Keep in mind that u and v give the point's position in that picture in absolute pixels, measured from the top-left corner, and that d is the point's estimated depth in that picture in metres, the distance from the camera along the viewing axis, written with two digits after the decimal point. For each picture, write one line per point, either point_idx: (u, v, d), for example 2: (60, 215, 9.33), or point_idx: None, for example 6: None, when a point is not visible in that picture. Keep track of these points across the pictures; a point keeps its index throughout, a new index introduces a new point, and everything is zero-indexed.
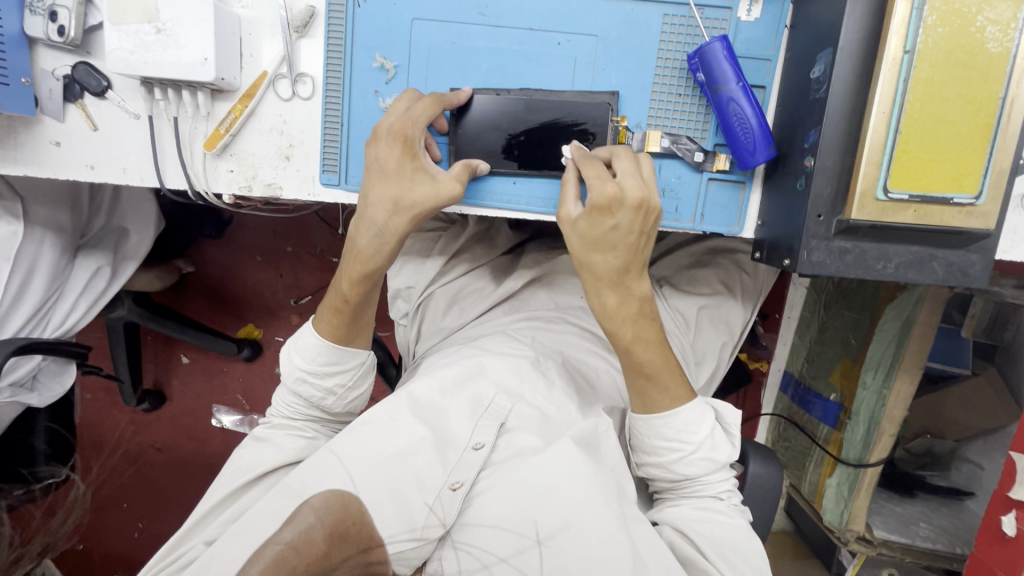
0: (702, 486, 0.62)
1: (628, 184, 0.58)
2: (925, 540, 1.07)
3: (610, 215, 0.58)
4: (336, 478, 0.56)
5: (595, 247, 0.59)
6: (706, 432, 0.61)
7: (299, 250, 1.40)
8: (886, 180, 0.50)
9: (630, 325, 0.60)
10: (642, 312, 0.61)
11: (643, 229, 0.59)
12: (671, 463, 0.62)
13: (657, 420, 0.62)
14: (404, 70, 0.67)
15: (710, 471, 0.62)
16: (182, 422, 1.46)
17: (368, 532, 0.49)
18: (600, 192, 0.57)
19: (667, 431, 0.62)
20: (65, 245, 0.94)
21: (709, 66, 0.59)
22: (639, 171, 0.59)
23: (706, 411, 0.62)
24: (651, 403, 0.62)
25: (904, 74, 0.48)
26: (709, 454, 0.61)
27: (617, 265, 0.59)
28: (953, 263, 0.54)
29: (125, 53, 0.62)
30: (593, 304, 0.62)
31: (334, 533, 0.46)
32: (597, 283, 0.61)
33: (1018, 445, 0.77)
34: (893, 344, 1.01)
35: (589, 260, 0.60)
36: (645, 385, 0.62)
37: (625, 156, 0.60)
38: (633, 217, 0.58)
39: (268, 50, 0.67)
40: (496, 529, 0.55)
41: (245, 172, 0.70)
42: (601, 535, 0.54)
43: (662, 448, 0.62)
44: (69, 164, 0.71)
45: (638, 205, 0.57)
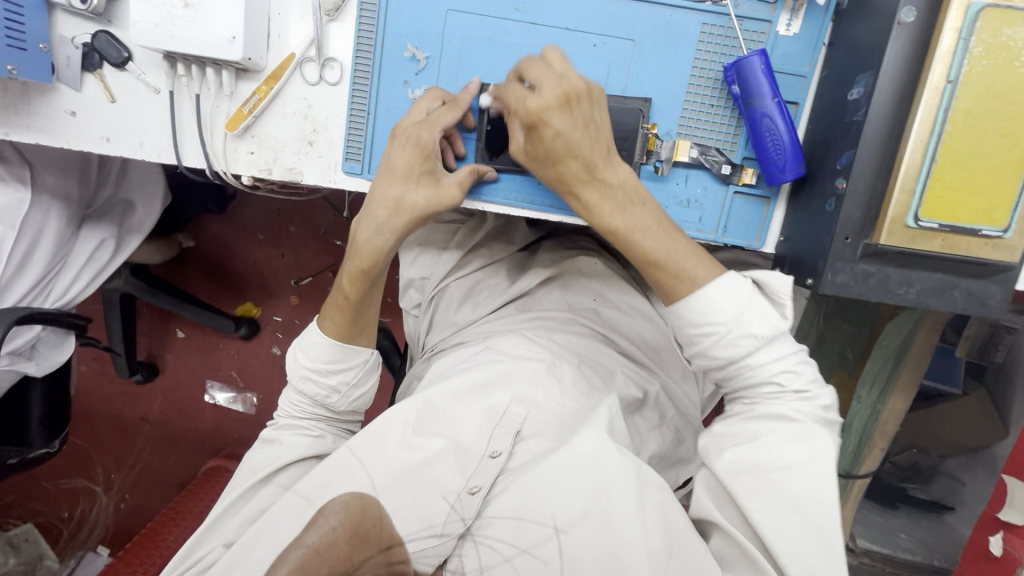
0: (753, 370, 0.58)
1: (545, 88, 0.57)
2: (906, 551, 1.20)
3: (547, 126, 0.57)
4: (357, 482, 0.59)
5: (556, 160, 0.59)
6: (737, 307, 0.57)
7: (303, 231, 1.39)
8: (918, 208, 0.51)
9: (620, 216, 0.59)
10: (626, 199, 0.59)
11: (585, 119, 0.58)
12: (710, 348, 0.59)
13: (683, 307, 0.58)
14: (436, 61, 0.66)
15: (757, 350, 0.57)
16: (174, 396, 1.45)
17: (388, 531, 0.57)
18: (523, 111, 0.57)
19: (692, 316, 0.58)
20: (71, 215, 0.92)
21: (745, 79, 0.59)
22: (551, 70, 0.58)
23: (737, 282, 0.57)
24: (671, 291, 0.59)
25: (945, 105, 0.48)
26: (748, 330, 0.57)
27: (583, 166, 0.58)
28: (974, 293, 0.55)
29: (151, 26, 0.60)
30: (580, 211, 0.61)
31: (353, 533, 0.56)
32: (574, 188, 0.60)
33: (1009, 469, 0.80)
34: (889, 363, 1.03)
35: (557, 173, 0.59)
36: (686, 283, 0.59)
37: (531, 65, 0.58)
38: (569, 116, 0.57)
39: (296, 31, 0.66)
40: (516, 521, 0.57)
41: (265, 154, 0.69)
42: (620, 525, 0.55)
43: (697, 337, 0.59)
44: (85, 135, 0.69)
45: (563, 103, 0.56)
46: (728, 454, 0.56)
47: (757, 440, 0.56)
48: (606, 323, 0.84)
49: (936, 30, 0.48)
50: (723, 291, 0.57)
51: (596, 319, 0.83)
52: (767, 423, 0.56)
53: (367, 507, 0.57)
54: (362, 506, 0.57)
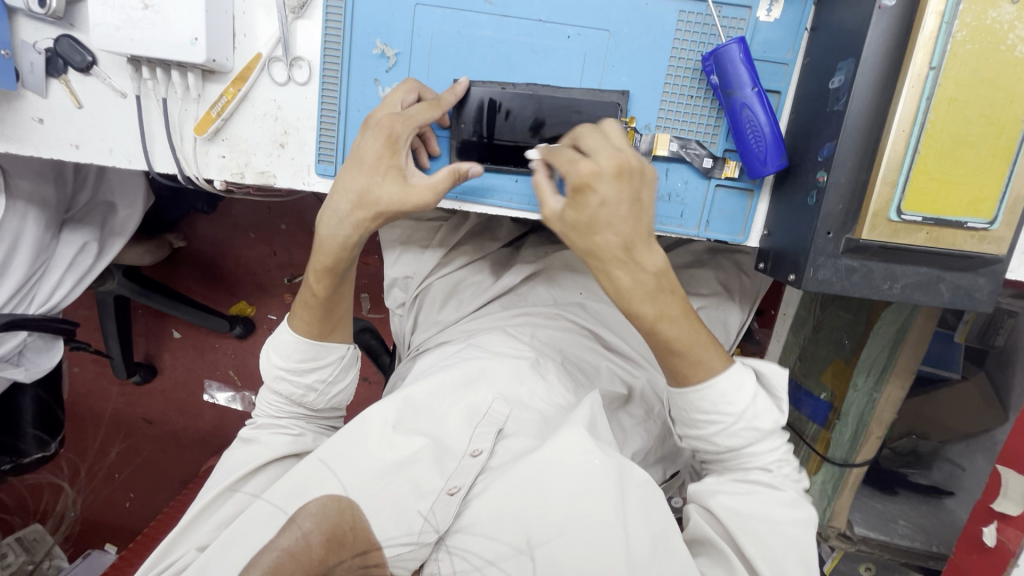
0: (749, 457, 0.59)
1: (600, 156, 0.51)
2: (903, 538, 1.09)
3: (592, 193, 0.51)
4: (331, 485, 0.57)
5: (592, 229, 0.53)
6: (747, 400, 0.56)
7: (294, 229, 1.37)
8: (900, 201, 0.49)
9: (651, 303, 0.55)
10: (659, 288, 0.54)
11: (634, 194, 0.52)
12: (713, 435, 0.58)
13: (694, 396, 0.57)
14: (406, 58, 0.64)
15: (754, 441, 0.58)
16: (173, 396, 1.45)
17: (365, 538, 0.54)
18: (574, 176, 0.51)
19: (702, 404, 0.57)
20: (51, 219, 0.92)
21: (723, 69, 0.57)
22: (608, 141, 0.53)
23: (746, 376, 0.57)
24: (685, 378, 0.57)
25: (927, 93, 0.46)
26: (752, 423, 0.57)
27: (621, 242, 0.52)
28: (961, 286, 0.53)
29: (111, 29, 0.59)
30: (608, 288, 0.55)
31: (331, 538, 0.53)
32: (605, 267, 0.54)
33: (1002, 459, 0.79)
34: (886, 350, 1.01)
35: (592, 245, 0.53)
36: (701, 372, 0.57)
37: (589, 133, 0.54)
38: (618, 188, 0.51)
39: (262, 30, 0.64)
40: (485, 539, 0.54)
41: (237, 158, 0.67)
42: (600, 527, 0.53)
43: (701, 421, 0.58)
44: (53, 143, 0.68)
45: (617, 173, 0.51)
46: (721, 498, 0.58)
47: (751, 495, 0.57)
48: (592, 317, 0.84)
49: (918, 14, 0.46)
50: (733, 381, 0.57)
51: (581, 314, 0.83)
52: (760, 489, 0.57)
53: (344, 511, 0.55)
54: (339, 509, 0.55)
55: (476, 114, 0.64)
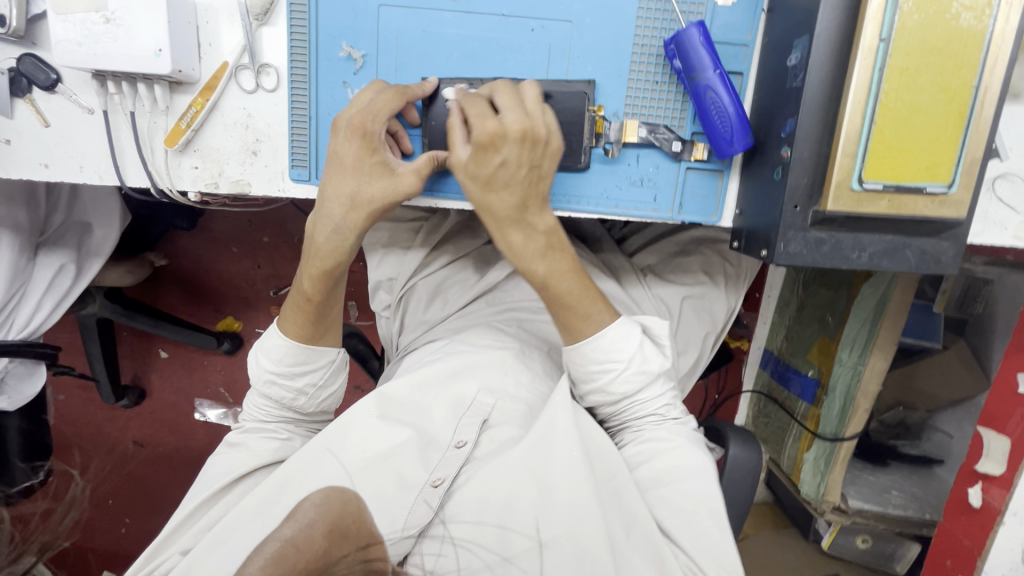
0: (640, 403, 0.64)
1: (508, 117, 0.56)
2: (897, 507, 1.10)
3: (496, 151, 0.56)
4: (325, 477, 0.55)
5: (489, 187, 0.58)
6: (635, 347, 0.61)
7: (277, 241, 1.36)
8: (861, 171, 0.50)
9: (541, 260, 0.61)
10: (549, 245, 0.61)
11: (532, 161, 0.57)
12: (607, 385, 0.62)
13: (587, 345, 0.61)
14: (373, 59, 0.64)
15: (643, 386, 0.63)
16: (163, 417, 1.43)
17: (367, 528, 0.48)
18: (481, 128, 0.56)
19: (594, 354, 0.61)
20: (25, 242, 0.91)
21: (685, 53, 0.58)
22: (520, 104, 0.57)
23: (633, 327, 0.62)
24: (578, 332, 0.62)
25: (879, 64, 0.48)
26: (642, 367, 0.62)
27: (515, 202, 0.59)
28: (926, 251, 0.55)
29: (73, 45, 0.58)
30: (500, 241, 0.61)
31: (334, 529, 0.46)
32: (501, 227, 0.60)
33: (982, 421, 0.81)
34: (867, 325, 1.02)
35: (487, 201, 0.59)
36: (590, 325, 0.62)
37: (504, 91, 0.58)
38: (519, 150, 0.56)
39: (227, 38, 0.64)
40: (474, 524, 0.54)
41: (210, 168, 0.67)
42: (578, 504, 0.54)
43: (595, 372, 0.62)
44: (22, 163, 0.67)
45: (521, 137, 0.56)
46: (638, 471, 0.61)
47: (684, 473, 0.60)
48: None
49: None
50: (616, 334, 0.61)
51: None
52: (658, 447, 0.62)
53: (346, 502, 0.50)
54: (343, 500, 0.51)
55: (448, 110, 0.64)
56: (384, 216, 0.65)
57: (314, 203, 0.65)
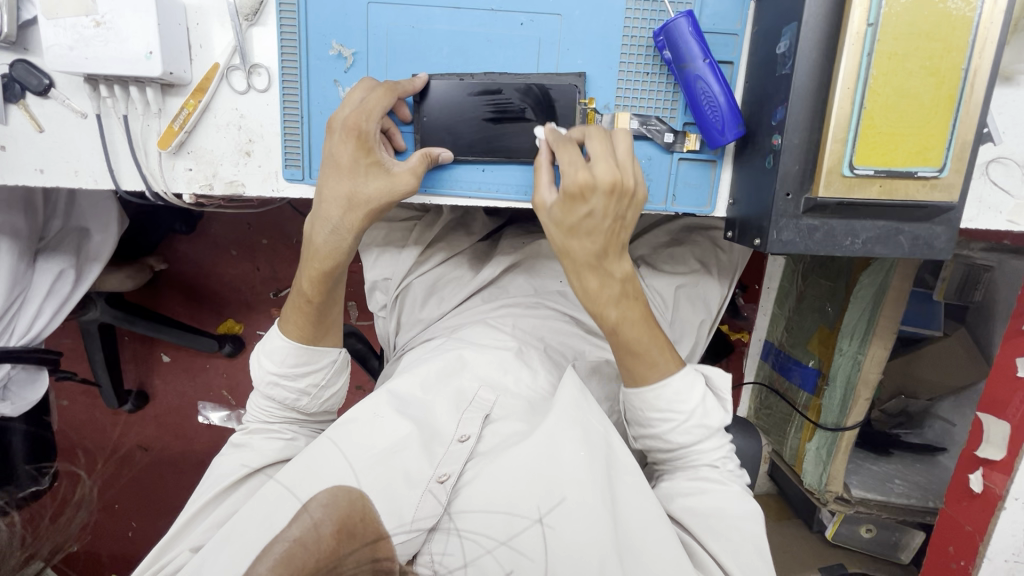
0: (697, 454, 0.62)
1: (599, 167, 0.55)
2: (900, 496, 1.09)
3: (584, 202, 0.56)
4: (336, 473, 0.55)
5: (572, 233, 0.58)
6: (698, 400, 0.60)
7: (275, 243, 1.36)
8: (852, 156, 0.50)
9: (614, 307, 0.60)
10: (624, 294, 0.60)
11: (618, 213, 0.57)
12: (665, 433, 0.62)
13: (650, 393, 0.61)
14: (363, 57, 0.65)
15: (703, 439, 0.61)
16: (167, 421, 1.44)
17: (375, 527, 0.50)
18: (572, 178, 0.55)
19: (658, 402, 0.61)
20: (24, 249, 0.92)
21: (674, 43, 0.58)
22: (613, 155, 0.56)
23: (697, 378, 0.61)
24: (641, 377, 0.61)
25: (868, 49, 0.48)
26: (703, 420, 0.61)
27: (595, 251, 0.58)
28: (919, 237, 0.55)
29: (65, 50, 0.59)
30: (575, 287, 0.61)
31: (342, 529, 0.49)
32: (578, 270, 0.60)
33: (982, 406, 0.81)
34: (867, 311, 1.01)
35: (567, 245, 0.59)
36: (654, 372, 0.61)
37: (598, 138, 0.57)
38: (607, 203, 0.55)
39: (218, 39, 0.64)
40: (485, 513, 0.53)
41: (204, 169, 0.68)
42: (587, 507, 0.53)
43: (655, 419, 0.62)
44: (17, 168, 0.67)
45: (611, 189, 0.55)
46: (679, 500, 0.60)
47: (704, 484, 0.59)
48: (574, 304, 0.86)
49: None
50: (684, 382, 0.61)
51: (561, 301, 0.85)
52: (710, 487, 0.60)
53: (354, 501, 0.52)
54: (349, 500, 0.52)
55: (438, 106, 0.65)
56: (382, 215, 0.65)
57: (310, 204, 0.65)
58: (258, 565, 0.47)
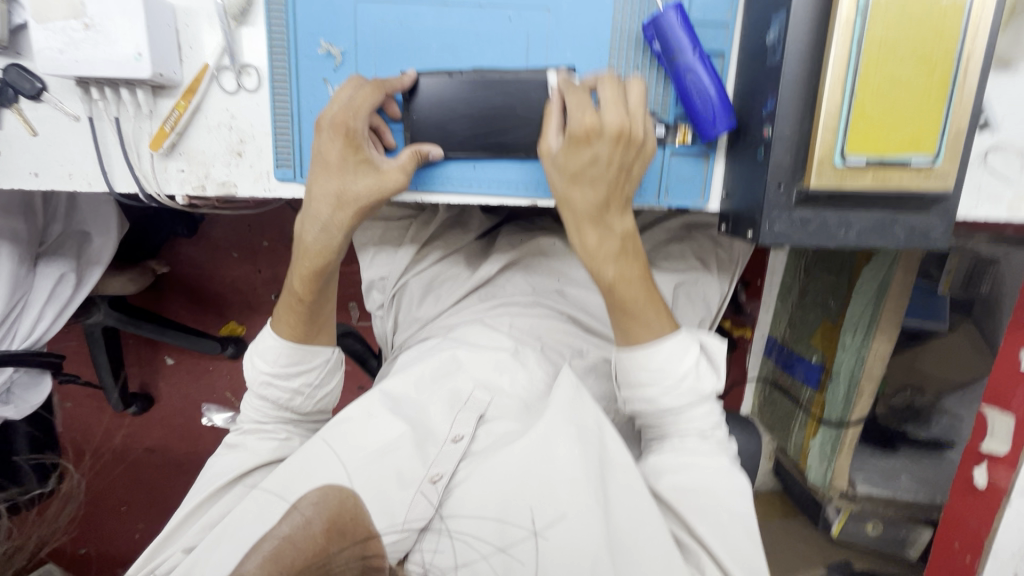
0: (686, 423, 0.62)
1: (607, 114, 0.55)
2: (907, 493, 1.10)
3: (589, 146, 0.56)
4: (329, 472, 0.55)
5: (574, 181, 0.58)
6: (690, 364, 0.61)
7: (276, 245, 1.37)
8: (843, 146, 0.49)
9: (612, 264, 0.61)
10: (621, 250, 0.60)
11: (623, 162, 0.57)
12: (656, 398, 0.61)
13: (643, 354, 0.61)
14: (352, 55, 0.64)
15: (693, 403, 0.62)
16: (172, 423, 1.42)
17: (364, 525, 0.52)
18: (578, 121, 0.55)
19: (651, 364, 0.61)
20: (24, 253, 0.92)
21: (664, 35, 0.57)
22: (622, 100, 0.56)
23: (692, 344, 0.62)
24: (635, 336, 0.62)
25: (857, 37, 0.47)
26: (694, 385, 0.61)
27: (598, 200, 0.58)
28: (915, 227, 0.54)
29: (55, 53, 0.59)
30: (574, 240, 0.62)
31: (332, 527, 0.50)
32: (578, 221, 0.60)
33: (987, 399, 0.80)
34: (871, 303, 0.99)
35: (568, 194, 0.59)
36: (648, 329, 0.62)
37: (608, 84, 0.57)
38: (612, 149, 0.56)
39: (208, 40, 0.64)
40: (476, 519, 0.53)
41: (196, 170, 0.68)
42: (583, 510, 0.52)
43: (647, 381, 0.62)
44: (12, 172, 0.68)
45: (617, 136, 0.55)
46: (668, 477, 0.59)
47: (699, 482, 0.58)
48: (571, 303, 0.86)
49: None
50: (675, 346, 0.61)
51: (560, 301, 0.85)
52: (697, 458, 0.60)
53: (344, 501, 0.53)
54: (340, 499, 0.53)
55: (429, 104, 0.64)
56: (373, 212, 0.65)
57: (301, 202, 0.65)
58: (246, 563, 0.48)
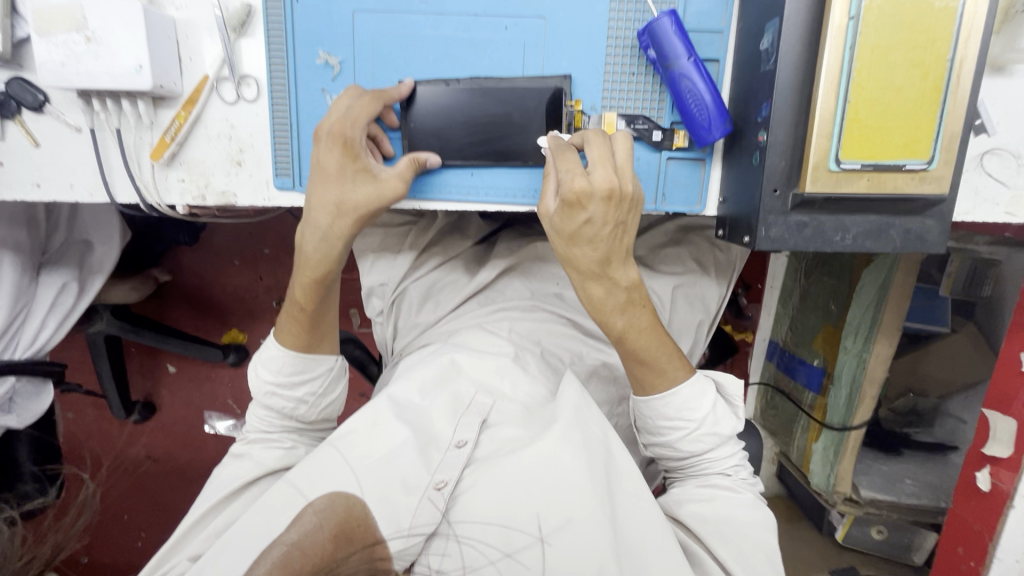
0: (708, 462, 0.63)
1: (596, 174, 0.55)
2: (912, 497, 1.07)
3: (582, 209, 0.55)
4: (338, 480, 0.55)
5: (573, 241, 0.57)
6: (708, 407, 0.61)
7: (278, 252, 1.37)
8: (838, 151, 0.49)
9: (621, 315, 0.59)
10: (631, 301, 0.59)
11: (618, 218, 0.56)
12: (676, 442, 0.62)
13: (658, 402, 0.61)
14: (350, 65, 0.65)
15: (714, 447, 0.62)
16: (175, 431, 1.43)
17: (374, 531, 0.51)
18: (568, 186, 0.55)
19: (667, 410, 0.61)
20: (26, 262, 0.93)
21: (659, 42, 0.58)
22: (611, 159, 0.56)
23: (708, 386, 0.62)
24: (652, 387, 0.62)
25: (851, 43, 0.47)
26: (713, 429, 0.61)
27: (598, 257, 0.57)
28: (911, 230, 0.54)
29: (57, 66, 0.60)
30: (580, 295, 0.60)
31: (340, 533, 0.50)
32: (582, 278, 0.59)
33: (988, 403, 0.79)
34: (870, 309, 1.00)
35: (569, 254, 0.58)
36: (665, 381, 0.61)
37: (596, 143, 0.56)
38: (605, 209, 0.55)
39: (207, 51, 0.65)
40: (483, 525, 0.52)
41: (196, 180, 0.68)
42: (589, 516, 0.52)
43: (665, 428, 0.62)
44: (15, 183, 0.68)
45: (608, 196, 0.54)
46: (687, 506, 0.60)
47: None
48: (570, 306, 0.86)
49: None
50: (694, 391, 0.61)
51: (560, 305, 0.85)
52: (721, 493, 0.60)
53: (352, 507, 0.53)
54: (347, 506, 0.53)
55: (426, 113, 0.65)
56: (372, 221, 0.65)
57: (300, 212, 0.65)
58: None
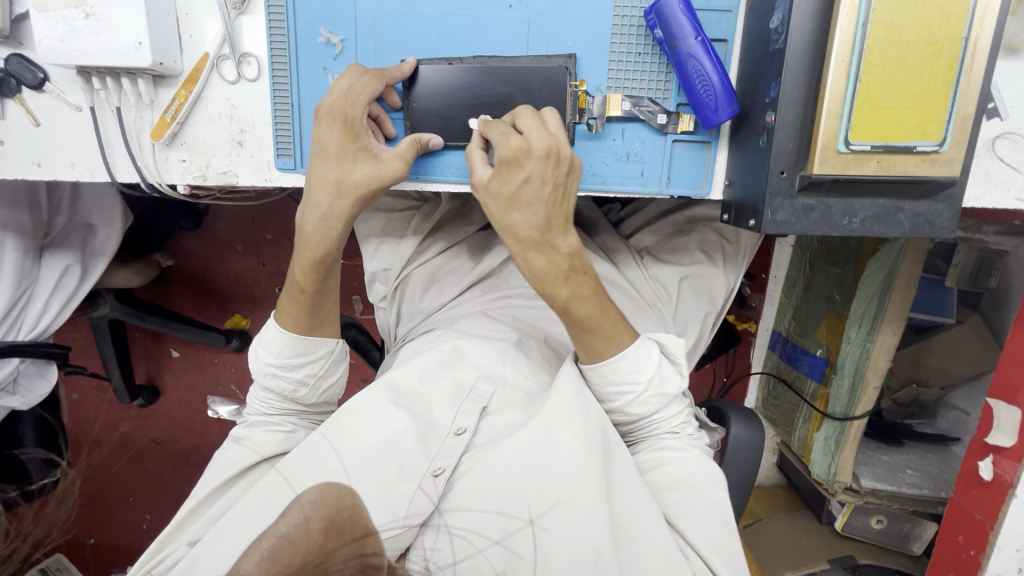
0: (657, 424, 0.63)
1: (532, 135, 0.54)
2: (912, 486, 1.04)
3: (519, 168, 0.54)
4: (326, 468, 0.54)
5: (512, 205, 0.56)
6: (653, 370, 0.60)
7: (280, 237, 1.36)
8: (847, 132, 0.49)
9: (564, 284, 0.57)
10: (572, 268, 0.56)
11: (556, 178, 0.55)
12: (622, 407, 0.62)
13: (606, 367, 0.60)
14: (352, 44, 0.64)
15: (661, 408, 0.62)
16: (178, 415, 1.44)
17: (363, 524, 0.49)
18: (504, 146, 0.54)
19: (613, 377, 0.60)
20: (28, 246, 0.93)
21: (666, 21, 0.57)
22: (543, 125, 0.56)
23: (651, 347, 0.60)
24: (598, 354, 0.60)
25: (863, 20, 0.46)
26: (659, 390, 0.61)
27: (538, 222, 0.55)
28: (920, 214, 0.54)
29: (56, 42, 0.59)
30: (521, 267, 0.58)
31: (327, 524, 0.48)
32: (522, 247, 0.57)
33: (992, 392, 0.79)
34: (875, 300, 0.99)
35: (509, 220, 0.56)
36: (611, 346, 0.59)
37: (526, 113, 0.57)
38: (544, 169, 0.54)
39: (208, 29, 0.64)
40: (478, 512, 0.52)
41: (197, 161, 0.68)
42: (586, 502, 0.52)
43: (613, 394, 0.61)
44: (15, 163, 0.68)
45: (546, 154, 0.53)
46: (650, 474, 0.61)
47: (696, 482, 0.59)
48: None
49: None
50: (638, 354, 0.59)
51: None
52: (673, 453, 0.62)
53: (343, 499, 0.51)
54: (337, 497, 0.51)
55: (427, 92, 0.64)
56: (372, 202, 0.65)
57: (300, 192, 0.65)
58: (245, 560, 0.47)
